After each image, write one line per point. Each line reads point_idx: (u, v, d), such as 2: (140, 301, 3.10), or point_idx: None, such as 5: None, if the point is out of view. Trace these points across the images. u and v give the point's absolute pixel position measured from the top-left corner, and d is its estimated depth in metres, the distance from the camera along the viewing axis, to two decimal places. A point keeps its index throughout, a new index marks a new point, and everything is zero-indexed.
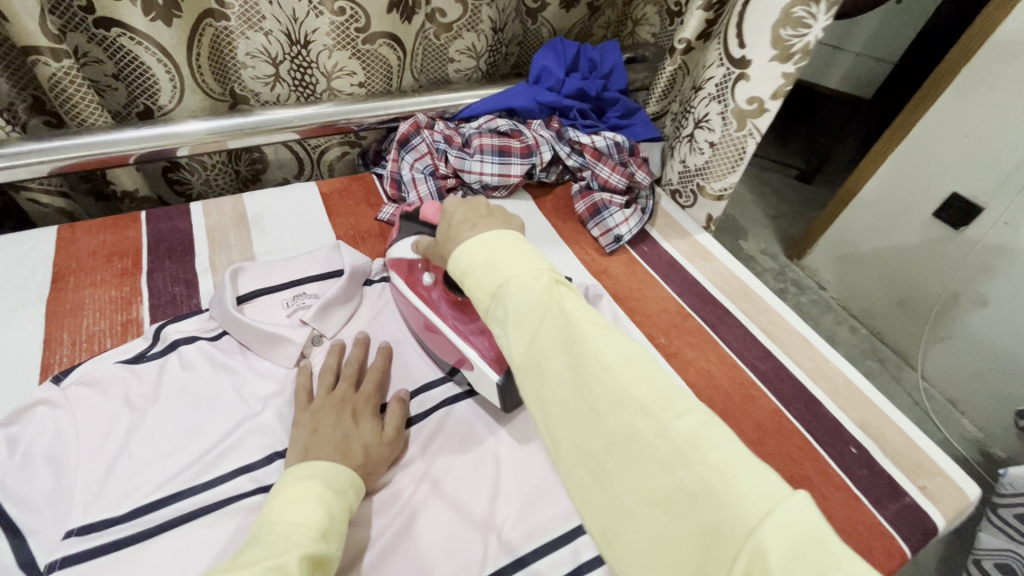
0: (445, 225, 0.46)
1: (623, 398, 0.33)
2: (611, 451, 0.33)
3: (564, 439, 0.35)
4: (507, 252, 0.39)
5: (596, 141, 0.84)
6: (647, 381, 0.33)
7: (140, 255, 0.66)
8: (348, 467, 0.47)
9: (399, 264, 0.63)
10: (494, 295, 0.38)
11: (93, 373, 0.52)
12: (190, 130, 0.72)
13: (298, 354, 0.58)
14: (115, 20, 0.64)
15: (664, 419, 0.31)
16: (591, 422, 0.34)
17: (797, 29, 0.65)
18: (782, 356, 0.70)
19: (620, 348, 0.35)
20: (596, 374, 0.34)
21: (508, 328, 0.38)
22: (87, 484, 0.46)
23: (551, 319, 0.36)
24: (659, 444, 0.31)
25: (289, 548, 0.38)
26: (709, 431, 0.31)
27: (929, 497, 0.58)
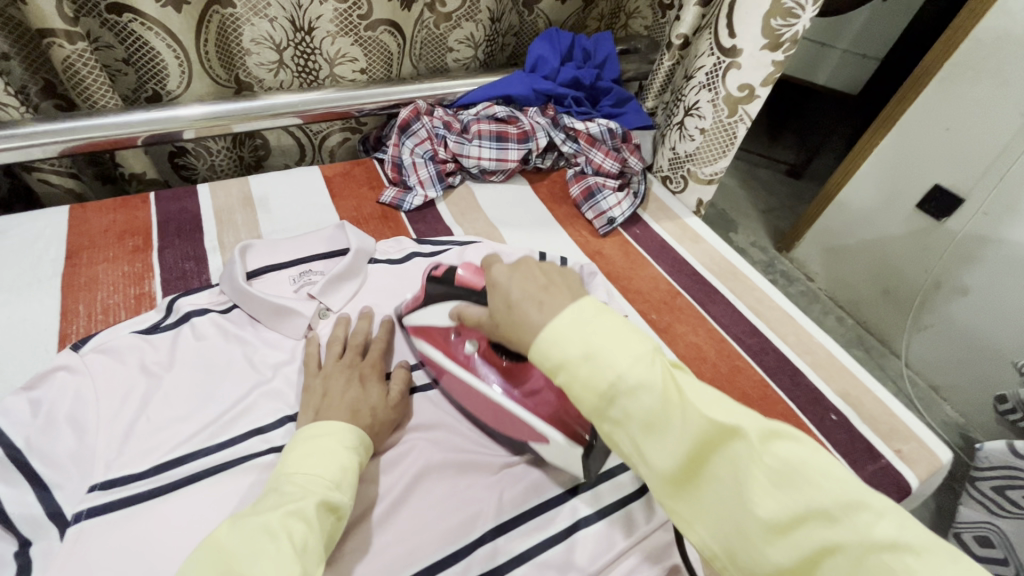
0: (503, 304, 0.42)
1: (803, 507, 0.33)
2: (801, 565, 0.32)
3: (741, 554, 0.35)
4: (612, 346, 0.37)
5: (590, 128, 0.88)
6: (817, 484, 0.33)
7: (150, 233, 0.68)
8: (358, 427, 0.50)
9: (432, 334, 0.57)
10: (608, 397, 0.37)
11: (111, 341, 0.55)
12: (194, 113, 0.74)
13: (306, 326, 0.61)
14: (129, 7, 0.67)
15: (856, 525, 0.31)
16: (769, 535, 0.33)
17: (786, 19, 0.69)
18: (767, 331, 0.74)
19: (778, 449, 0.34)
20: (768, 483, 0.33)
21: (635, 431, 0.37)
22: (109, 442, 0.48)
23: (692, 424, 0.35)
24: (858, 553, 0.31)
25: (305, 496, 0.42)
26: (898, 529, 0.31)
27: (904, 460, 0.62)
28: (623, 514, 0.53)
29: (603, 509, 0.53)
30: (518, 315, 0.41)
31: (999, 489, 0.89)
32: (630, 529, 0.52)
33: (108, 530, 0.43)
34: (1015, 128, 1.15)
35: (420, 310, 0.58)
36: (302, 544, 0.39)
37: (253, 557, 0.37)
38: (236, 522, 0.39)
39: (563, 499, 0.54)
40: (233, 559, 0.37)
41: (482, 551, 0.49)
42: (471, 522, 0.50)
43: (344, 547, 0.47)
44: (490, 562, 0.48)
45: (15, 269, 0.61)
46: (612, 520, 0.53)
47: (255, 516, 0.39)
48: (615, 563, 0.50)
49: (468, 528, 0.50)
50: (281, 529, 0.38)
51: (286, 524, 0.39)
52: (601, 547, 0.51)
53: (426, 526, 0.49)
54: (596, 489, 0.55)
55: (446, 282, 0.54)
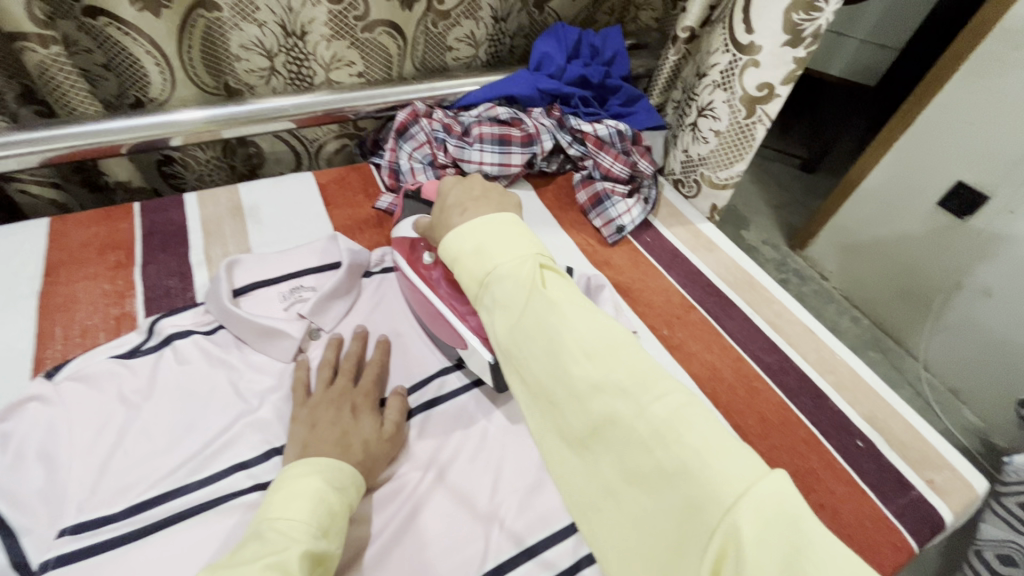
0: (440, 205, 0.56)
1: (604, 380, 0.38)
2: (592, 429, 0.37)
3: (552, 419, 0.40)
4: (499, 246, 0.47)
5: (599, 130, 0.82)
6: (622, 364, 0.38)
7: (133, 247, 0.65)
8: (349, 464, 0.46)
9: (401, 244, 0.64)
10: (483, 283, 0.46)
11: (86, 369, 0.51)
12: (189, 119, 0.70)
13: (295, 349, 0.57)
14: (102, 9, 0.63)
15: (641, 400, 0.36)
16: (574, 401, 0.38)
17: (809, 13, 0.64)
18: (787, 348, 0.69)
19: (598, 336, 0.40)
20: (579, 358, 0.39)
21: (496, 311, 0.44)
22: (82, 481, 0.45)
23: (535, 305, 0.42)
24: (632, 421, 0.36)
25: (287, 545, 0.37)
26: (680, 410, 0.35)
27: (937, 491, 0.57)
28: None
29: None
30: (444, 215, 0.54)
31: None
32: None
33: None
34: None
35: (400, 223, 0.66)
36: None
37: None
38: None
39: None
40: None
41: None
42: (471, 566, 0.47)
43: None
44: None
45: None
46: None
47: (235, 568, 0.35)
48: None
49: (466, 574, 0.46)
50: None
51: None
52: None
53: (421, 571, 0.46)
54: None
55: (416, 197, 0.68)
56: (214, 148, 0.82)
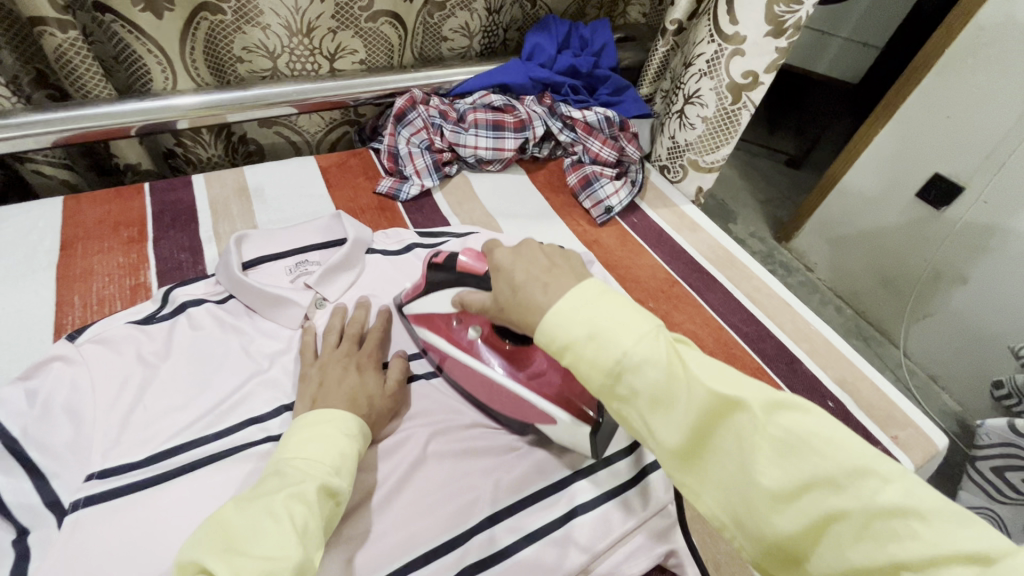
0: (507, 288, 0.44)
1: (808, 476, 0.32)
2: (806, 533, 0.32)
3: (750, 527, 0.34)
4: (617, 323, 0.37)
5: (588, 116, 0.86)
6: (823, 453, 0.32)
7: (145, 224, 0.68)
8: (357, 415, 0.50)
9: (432, 320, 0.58)
10: (614, 374, 0.37)
11: (106, 332, 0.54)
12: (186, 102, 0.73)
13: (302, 316, 0.60)
14: (108, 7, 0.65)
15: (861, 492, 0.30)
16: (774, 504, 0.33)
17: (790, 5, 0.70)
18: (764, 319, 0.74)
19: (783, 420, 0.33)
20: (770, 453, 0.33)
21: (643, 406, 0.37)
22: (106, 432, 0.48)
23: (696, 395, 0.35)
24: (863, 520, 0.30)
25: (305, 479, 0.41)
26: (908, 492, 0.30)
27: (901, 447, 0.62)
28: (620, 501, 0.53)
29: (600, 496, 0.53)
30: (522, 295, 0.42)
31: (999, 471, 0.89)
32: (626, 516, 0.52)
33: (105, 518, 0.43)
34: (1015, 115, 1.15)
35: (419, 299, 0.59)
36: (303, 526, 0.38)
37: (257, 534, 0.36)
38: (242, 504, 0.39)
39: (561, 487, 0.54)
40: (234, 535, 0.36)
41: (479, 538, 0.49)
42: (471, 507, 0.51)
43: (341, 533, 0.47)
44: (489, 549, 0.48)
45: (10, 261, 0.60)
46: (609, 507, 0.53)
47: (257, 499, 0.39)
48: (612, 548, 0.51)
49: (466, 515, 0.50)
50: (283, 511, 0.38)
51: (287, 506, 0.38)
52: (598, 533, 0.51)
53: (425, 512, 0.49)
54: (594, 475, 0.55)
55: (448, 269, 0.53)
56: (217, 147, 0.85)
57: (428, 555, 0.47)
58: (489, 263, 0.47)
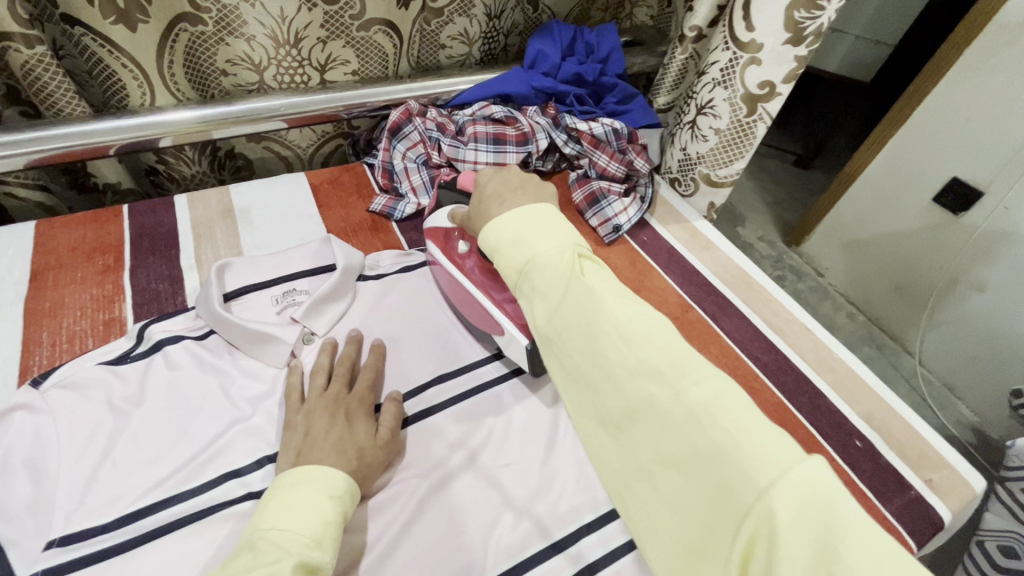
0: (478, 198, 0.56)
1: (639, 366, 0.37)
2: (629, 414, 0.37)
3: (588, 401, 0.40)
4: (537, 236, 0.45)
5: (594, 128, 0.81)
6: (661, 349, 0.37)
7: (122, 251, 0.64)
8: (343, 473, 0.45)
9: (435, 233, 0.66)
10: (523, 272, 0.45)
11: (74, 376, 0.50)
12: (183, 117, 0.69)
13: (288, 354, 0.56)
14: (78, 19, 0.61)
15: (677, 385, 0.35)
16: (609, 385, 0.38)
17: (811, 11, 0.64)
18: (784, 346, 0.69)
19: (638, 321, 0.39)
20: (617, 344, 0.38)
21: (535, 298, 0.44)
22: (70, 492, 0.44)
23: (571, 293, 0.41)
24: (669, 407, 0.35)
25: (281, 557, 0.37)
26: (720, 395, 0.34)
27: (935, 491, 0.57)
28: (633, 560, 0.49)
29: (611, 554, 0.49)
30: (485, 205, 0.53)
31: None
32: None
33: None
34: None
35: (433, 216, 0.68)
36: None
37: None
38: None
39: (568, 544, 0.49)
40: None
41: None
42: (468, 571, 0.46)
43: None
44: None
45: None
46: (620, 566, 0.49)
47: None
48: None
49: None
50: None
51: None
52: None
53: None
54: (604, 530, 0.51)
55: (450, 186, 0.69)
56: (201, 164, 0.80)
57: None
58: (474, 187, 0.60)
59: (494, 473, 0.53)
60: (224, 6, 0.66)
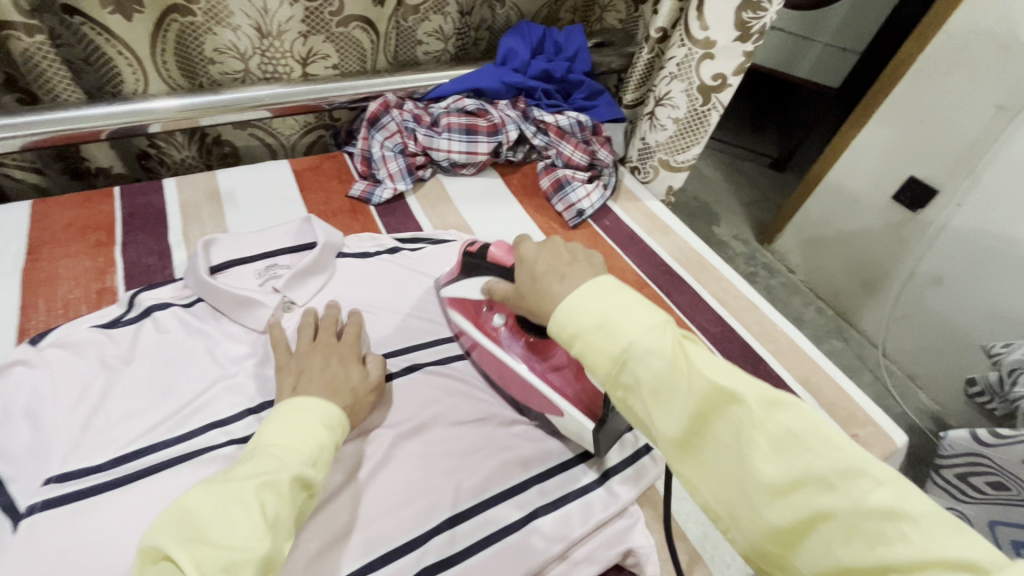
0: (528, 278, 0.46)
1: (798, 473, 0.33)
2: (795, 525, 0.33)
3: (740, 514, 0.35)
4: (626, 316, 0.39)
5: (560, 120, 0.88)
6: (816, 449, 0.33)
7: (113, 228, 0.68)
8: (337, 404, 0.50)
9: (466, 305, 0.63)
10: (619, 361, 0.38)
11: (69, 336, 0.55)
12: (166, 107, 0.74)
13: (269, 318, 0.60)
14: (77, 9, 0.66)
15: (851, 492, 0.32)
16: (767, 496, 0.34)
17: (756, 12, 0.71)
18: (732, 319, 0.75)
19: (778, 416, 0.35)
20: (765, 447, 0.34)
21: (644, 396, 0.38)
22: (66, 436, 0.48)
23: (697, 386, 0.36)
24: (851, 519, 0.31)
25: (282, 468, 0.41)
26: (898, 495, 0.31)
27: (860, 444, 0.63)
28: (582, 502, 0.55)
29: (562, 498, 0.54)
30: (543, 289, 0.44)
31: (963, 476, 0.95)
32: (587, 516, 0.54)
33: (63, 522, 0.43)
34: (988, 120, 1.17)
35: (454, 283, 0.64)
36: (274, 517, 0.38)
37: (221, 527, 0.35)
38: (210, 486, 0.38)
39: (524, 487, 0.54)
40: (199, 522, 0.36)
41: (438, 539, 0.49)
42: (433, 505, 0.51)
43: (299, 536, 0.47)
44: (446, 551, 0.49)
45: None
46: (570, 507, 0.54)
47: (230, 484, 0.38)
48: (572, 546, 0.51)
49: (427, 516, 0.50)
50: (254, 501, 0.37)
51: (258, 496, 0.38)
52: (558, 531, 0.52)
53: (384, 511, 0.50)
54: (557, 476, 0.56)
55: (479, 258, 0.59)
56: (191, 148, 0.86)
57: (390, 555, 0.47)
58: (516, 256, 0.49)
59: (459, 424, 0.58)
60: None
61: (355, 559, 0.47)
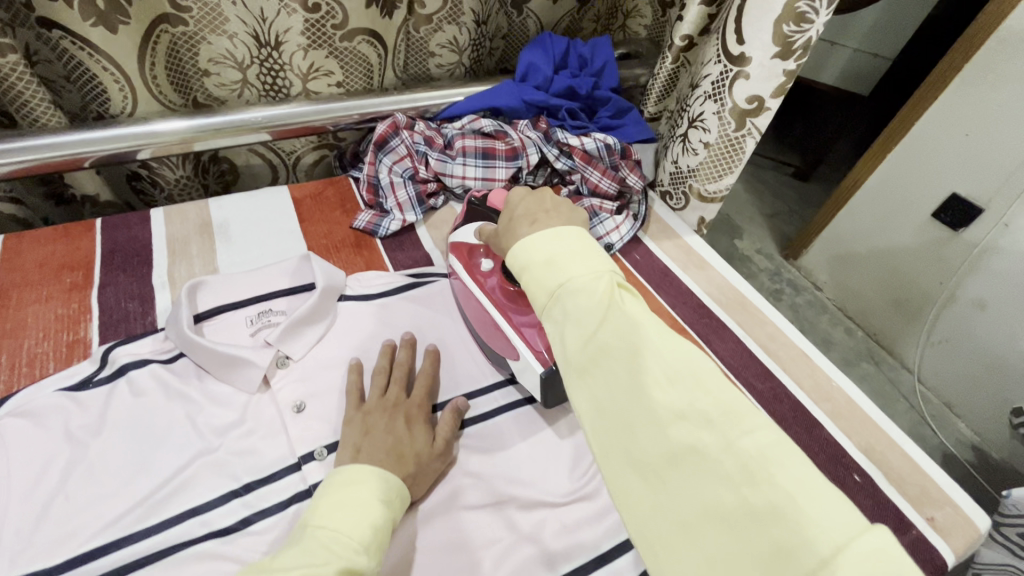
0: (507, 218, 0.49)
1: (686, 407, 0.33)
2: (665, 457, 0.32)
3: (618, 438, 0.34)
4: (573, 257, 0.40)
5: (585, 143, 0.79)
6: (710, 392, 0.33)
7: (92, 268, 0.61)
8: (397, 476, 0.46)
9: (460, 248, 0.64)
10: (552, 294, 0.39)
11: (31, 404, 0.48)
12: (172, 129, 0.68)
13: (260, 379, 0.53)
14: (56, 23, 0.59)
15: (728, 432, 0.31)
16: (648, 426, 0.33)
17: (799, 25, 0.62)
18: (780, 373, 0.67)
19: (680, 358, 0.35)
20: (658, 379, 0.34)
21: (567, 325, 0.38)
22: (17, 532, 0.41)
23: (611, 319, 0.37)
24: (717, 456, 0.31)
25: (329, 561, 0.35)
26: (774, 445, 0.31)
27: (937, 530, 0.54)
28: None
29: None
30: (513, 229, 0.46)
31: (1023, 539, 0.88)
32: None
33: None
34: None
35: (460, 229, 0.66)
36: None
37: None
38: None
39: None
40: None
41: None
42: None
43: None
44: None
45: None
46: None
47: (273, 573, 0.33)
48: None
49: None
50: None
51: None
52: None
53: None
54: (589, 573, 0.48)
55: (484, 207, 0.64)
56: (185, 168, 0.78)
57: None
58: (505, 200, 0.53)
59: (475, 507, 0.50)
60: (207, 4, 0.64)
61: None
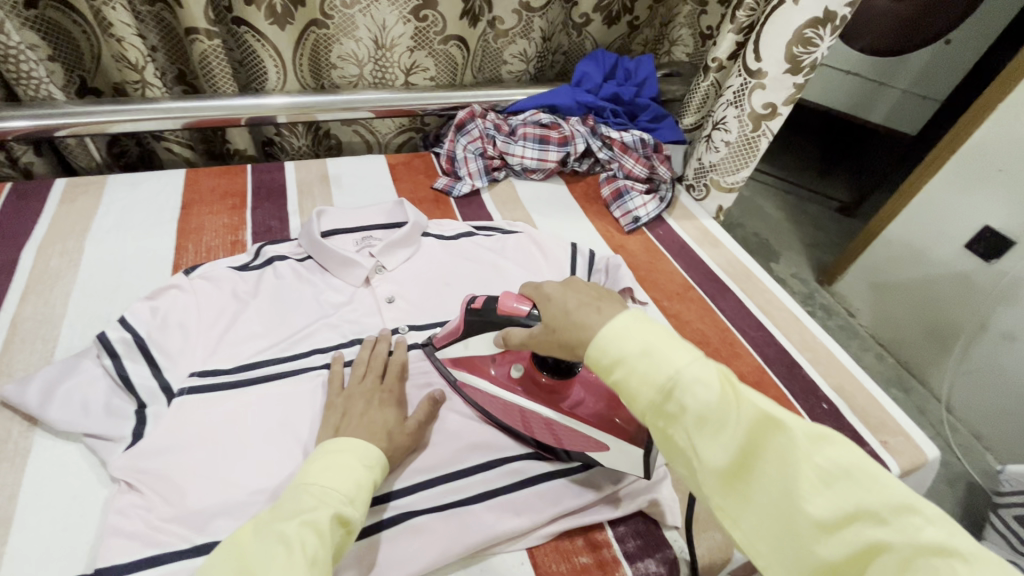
0: (560, 313, 0.48)
1: (852, 506, 0.34)
2: (847, 561, 0.33)
3: (790, 546, 0.35)
4: (670, 346, 0.40)
5: (625, 137, 0.98)
6: (868, 485, 0.34)
7: (245, 196, 0.83)
8: (376, 447, 0.51)
9: (473, 363, 0.62)
10: (665, 391, 0.39)
11: (213, 272, 0.67)
12: (279, 102, 0.87)
13: (364, 277, 0.72)
14: (246, 22, 0.83)
15: (905, 527, 0.32)
16: (816, 531, 0.34)
17: (807, 48, 0.80)
18: (772, 327, 0.80)
19: (825, 451, 0.35)
20: (814, 482, 0.35)
21: (690, 426, 0.38)
22: (206, 345, 0.60)
23: (744, 417, 0.37)
24: (904, 552, 0.32)
25: (319, 507, 0.43)
26: (946, 533, 0.32)
27: (890, 451, 0.66)
28: None
29: None
30: (578, 316, 0.46)
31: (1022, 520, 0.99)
32: (619, 472, 0.59)
33: (204, 405, 0.55)
34: None
35: (456, 341, 0.61)
36: (313, 556, 0.40)
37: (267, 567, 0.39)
38: (261, 530, 0.42)
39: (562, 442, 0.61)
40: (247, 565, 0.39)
41: (484, 471, 0.57)
42: (485, 442, 0.60)
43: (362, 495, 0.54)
44: (492, 480, 0.56)
45: (144, 214, 0.76)
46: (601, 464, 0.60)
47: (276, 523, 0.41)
48: (600, 496, 0.57)
49: (479, 450, 0.59)
50: (296, 539, 0.40)
51: (300, 534, 0.40)
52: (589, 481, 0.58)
53: (441, 441, 0.59)
54: None
55: (487, 312, 0.57)
56: (306, 139, 1.01)
57: (445, 476, 0.56)
58: (538, 295, 0.52)
59: None
60: (346, 15, 0.87)
61: (415, 476, 0.55)
